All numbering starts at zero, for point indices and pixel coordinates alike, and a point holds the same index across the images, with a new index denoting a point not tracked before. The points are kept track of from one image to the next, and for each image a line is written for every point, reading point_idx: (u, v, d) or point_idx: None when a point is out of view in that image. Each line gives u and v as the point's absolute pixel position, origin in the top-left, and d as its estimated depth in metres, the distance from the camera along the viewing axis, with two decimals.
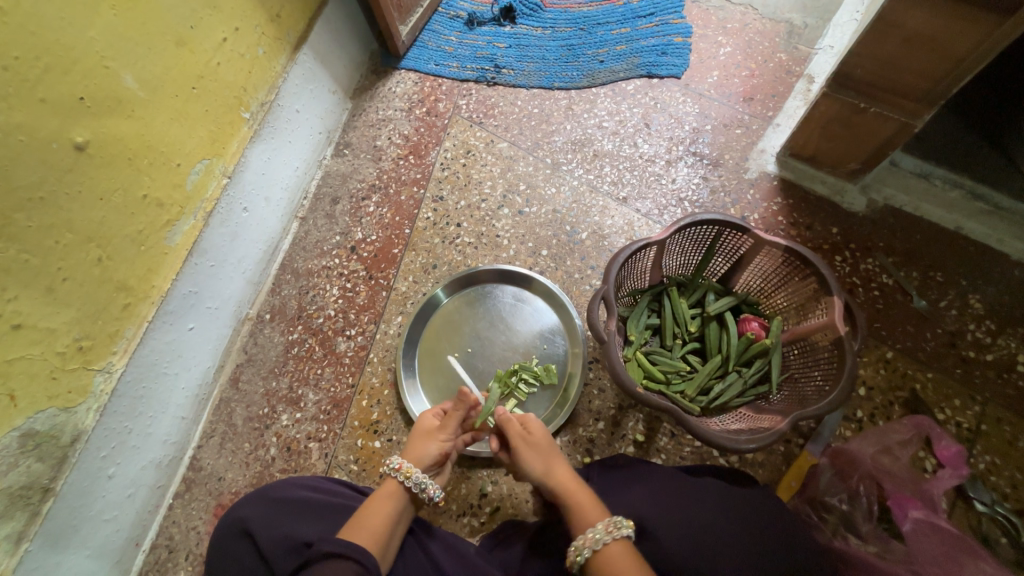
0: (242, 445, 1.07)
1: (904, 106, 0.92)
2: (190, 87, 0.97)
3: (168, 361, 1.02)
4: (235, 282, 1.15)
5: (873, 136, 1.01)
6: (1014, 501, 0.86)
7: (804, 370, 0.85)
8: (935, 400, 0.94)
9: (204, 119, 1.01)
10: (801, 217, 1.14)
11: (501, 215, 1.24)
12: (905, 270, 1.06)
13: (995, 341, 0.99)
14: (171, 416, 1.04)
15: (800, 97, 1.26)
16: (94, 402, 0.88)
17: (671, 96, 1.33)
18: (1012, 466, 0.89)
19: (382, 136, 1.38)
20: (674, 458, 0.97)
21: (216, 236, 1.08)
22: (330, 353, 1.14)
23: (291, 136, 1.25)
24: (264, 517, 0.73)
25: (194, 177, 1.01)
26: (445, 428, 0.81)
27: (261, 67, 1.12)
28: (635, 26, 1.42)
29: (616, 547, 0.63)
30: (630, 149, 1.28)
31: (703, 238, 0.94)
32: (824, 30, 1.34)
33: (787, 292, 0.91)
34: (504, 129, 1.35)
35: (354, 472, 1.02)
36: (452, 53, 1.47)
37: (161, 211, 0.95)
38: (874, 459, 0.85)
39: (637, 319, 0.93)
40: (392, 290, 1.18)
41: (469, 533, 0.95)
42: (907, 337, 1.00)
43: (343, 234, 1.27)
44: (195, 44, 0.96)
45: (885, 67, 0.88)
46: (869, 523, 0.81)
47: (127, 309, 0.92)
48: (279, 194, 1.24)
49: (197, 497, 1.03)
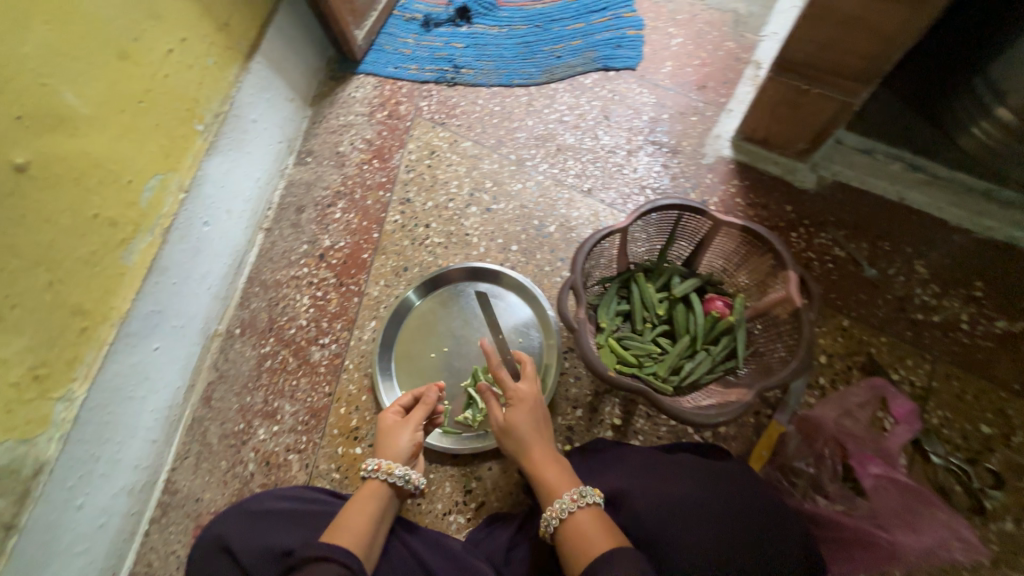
0: (219, 464, 1.05)
1: (843, 87, 0.97)
2: (137, 101, 0.94)
3: (134, 383, 0.99)
4: (201, 298, 1.13)
5: (816, 117, 1.06)
6: (966, 451, 0.92)
7: (767, 344, 0.90)
8: (890, 362, 0.99)
9: (155, 133, 0.98)
10: (757, 198, 1.19)
11: (469, 214, 1.24)
12: (855, 242, 1.11)
13: (940, 302, 1.04)
14: (141, 440, 1.01)
15: (750, 82, 1.31)
16: (56, 432, 0.85)
17: (628, 87, 1.36)
18: (963, 418, 0.94)
19: (344, 142, 1.37)
20: (652, 439, 0.99)
21: (178, 251, 1.06)
22: (304, 364, 1.12)
23: (250, 147, 1.23)
24: (241, 532, 0.72)
25: (149, 194, 0.98)
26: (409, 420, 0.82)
27: (212, 77, 1.10)
28: (589, 21, 1.45)
29: (584, 516, 0.66)
30: (591, 142, 1.30)
31: (665, 223, 0.97)
32: (768, 17, 1.39)
33: (747, 269, 0.95)
34: (467, 128, 1.36)
35: (336, 481, 1.01)
36: (410, 56, 1.47)
37: (114, 230, 0.92)
38: (837, 422, 0.87)
39: (608, 306, 0.96)
40: (364, 296, 1.18)
41: (455, 530, 0.95)
42: (861, 305, 1.05)
43: (310, 243, 1.25)
44: (139, 57, 0.94)
45: (820, 50, 0.93)
46: (835, 484, 0.83)
47: (85, 334, 0.89)
48: (240, 206, 1.22)
49: (175, 521, 1.01)
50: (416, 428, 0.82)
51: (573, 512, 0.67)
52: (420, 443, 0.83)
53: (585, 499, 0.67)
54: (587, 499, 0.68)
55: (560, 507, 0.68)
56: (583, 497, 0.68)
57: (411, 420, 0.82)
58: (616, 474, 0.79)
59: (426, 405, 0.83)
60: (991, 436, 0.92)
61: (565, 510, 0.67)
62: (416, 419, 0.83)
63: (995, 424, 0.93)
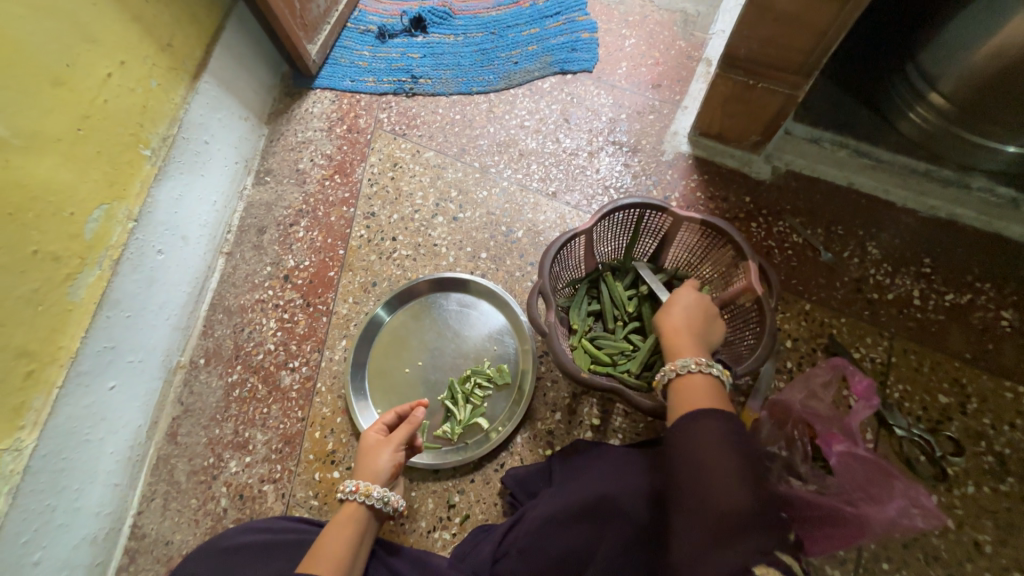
0: (189, 502, 1.00)
1: (787, 81, 1.01)
2: (75, 129, 0.90)
3: (90, 425, 0.94)
4: (159, 330, 1.08)
5: (765, 110, 1.09)
6: (927, 421, 0.96)
7: (736, 333, 0.91)
8: (851, 341, 1.03)
9: (97, 161, 0.94)
10: (717, 191, 1.22)
11: (436, 225, 1.23)
12: (811, 228, 1.15)
13: (894, 280, 1.09)
14: (102, 485, 0.96)
15: (702, 79, 1.34)
16: (4, 485, 0.80)
17: (585, 89, 1.38)
18: (922, 390, 0.98)
19: (304, 159, 1.34)
20: (632, 436, 1.00)
21: (131, 283, 1.01)
22: (275, 389, 1.09)
23: (203, 169, 1.19)
24: (212, 572, 0.69)
25: (94, 225, 0.94)
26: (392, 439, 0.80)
27: (157, 99, 1.06)
28: (543, 26, 1.46)
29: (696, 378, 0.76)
30: (553, 145, 1.31)
31: (628, 222, 0.98)
32: (715, 16, 1.43)
33: (711, 262, 0.97)
34: (429, 138, 1.35)
35: (315, 508, 0.98)
36: (366, 68, 1.45)
37: (57, 266, 0.87)
38: (803, 404, 0.91)
39: (579, 308, 0.97)
40: (332, 314, 1.15)
41: (441, 547, 0.93)
42: (821, 288, 1.09)
43: (274, 264, 1.22)
44: (74, 82, 0.90)
45: (762, 46, 0.96)
46: (806, 465, 0.85)
47: (31, 378, 0.84)
48: (196, 231, 1.17)
49: (145, 567, 0.96)
50: (397, 447, 0.79)
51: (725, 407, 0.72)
52: (401, 463, 0.80)
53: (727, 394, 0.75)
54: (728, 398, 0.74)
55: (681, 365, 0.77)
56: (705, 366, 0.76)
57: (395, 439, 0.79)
58: (599, 476, 0.79)
59: (410, 424, 0.80)
60: (948, 405, 0.97)
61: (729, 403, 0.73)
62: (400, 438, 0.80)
63: (951, 393, 0.98)
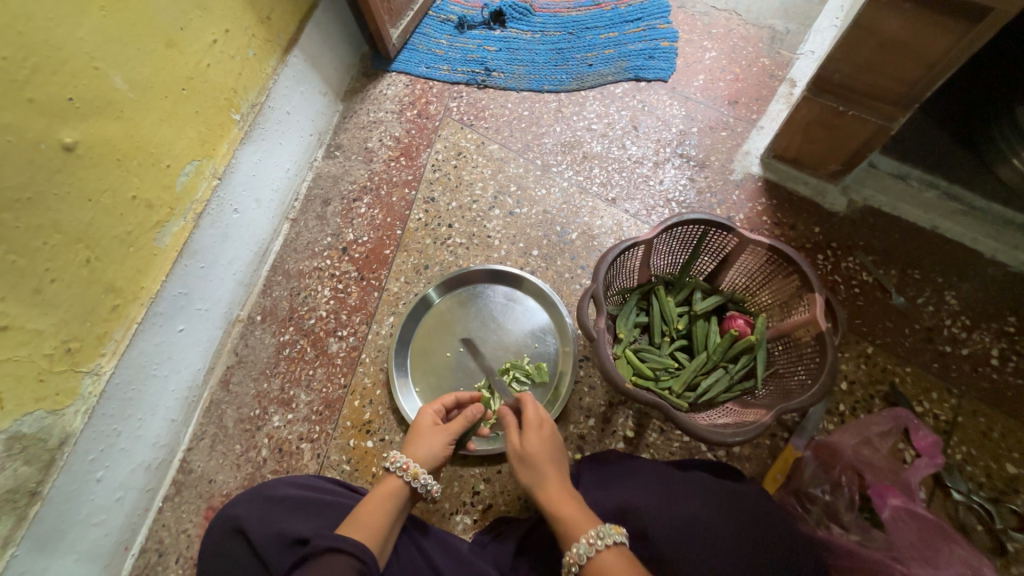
0: (233, 447, 1.07)
1: (882, 111, 0.96)
2: (180, 88, 0.97)
3: (158, 362, 1.01)
4: (226, 284, 1.15)
5: (851, 138, 1.04)
6: (989, 490, 0.89)
7: (787, 366, 0.88)
8: (914, 393, 0.97)
9: (194, 120, 1.01)
10: (784, 218, 1.17)
11: (492, 216, 1.25)
12: (884, 268, 1.09)
13: (970, 335, 1.02)
14: (161, 419, 1.03)
15: (783, 100, 1.29)
16: (82, 404, 0.87)
17: (658, 98, 1.36)
18: (988, 456, 0.92)
19: (373, 138, 1.39)
20: (664, 454, 0.98)
21: (207, 237, 1.08)
22: (322, 354, 1.14)
23: (282, 137, 1.26)
24: (257, 516, 0.74)
25: (184, 178, 1.00)
26: (446, 429, 0.82)
27: (251, 68, 1.13)
28: (623, 31, 1.45)
29: (607, 559, 0.61)
30: (618, 151, 1.30)
31: (690, 237, 0.96)
32: (806, 35, 1.37)
33: (771, 289, 0.94)
34: (495, 131, 1.37)
35: (347, 472, 1.02)
36: (442, 56, 1.49)
37: (150, 212, 0.94)
38: (855, 450, 0.87)
39: (627, 318, 0.95)
40: (383, 291, 1.19)
41: (462, 531, 0.95)
42: (887, 332, 1.03)
43: (334, 236, 1.27)
44: (184, 45, 0.96)
45: (862, 72, 0.92)
46: (851, 513, 0.84)
47: (116, 311, 0.91)
48: (269, 195, 1.24)
49: (188, 500, 1.03)
50: (449, 439, 0.81)
51: (593, 557, 0.62)
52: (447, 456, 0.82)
53: (603, 540, 0.62)
54: (605, 541, 0.62)
55: (579, 553, 0.62)
56: (602, 538, 0.62)
57: (447, 430, 0.81)
58: (626, 490, 0.77)
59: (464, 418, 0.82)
60: (1016, 476, 0.90)
61: (583, 556, 0.62)
62: (452, 429, 0.82)
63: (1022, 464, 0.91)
